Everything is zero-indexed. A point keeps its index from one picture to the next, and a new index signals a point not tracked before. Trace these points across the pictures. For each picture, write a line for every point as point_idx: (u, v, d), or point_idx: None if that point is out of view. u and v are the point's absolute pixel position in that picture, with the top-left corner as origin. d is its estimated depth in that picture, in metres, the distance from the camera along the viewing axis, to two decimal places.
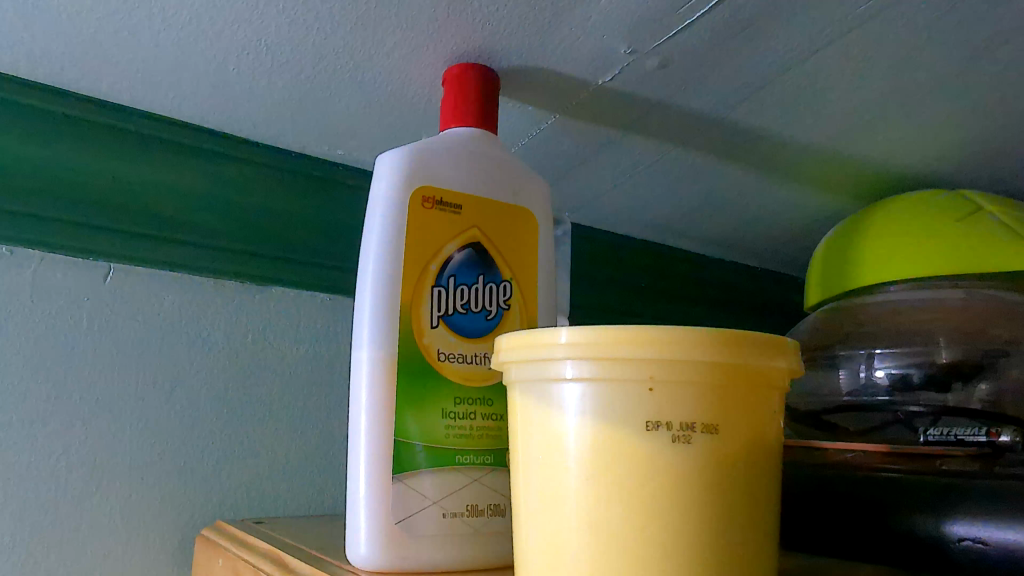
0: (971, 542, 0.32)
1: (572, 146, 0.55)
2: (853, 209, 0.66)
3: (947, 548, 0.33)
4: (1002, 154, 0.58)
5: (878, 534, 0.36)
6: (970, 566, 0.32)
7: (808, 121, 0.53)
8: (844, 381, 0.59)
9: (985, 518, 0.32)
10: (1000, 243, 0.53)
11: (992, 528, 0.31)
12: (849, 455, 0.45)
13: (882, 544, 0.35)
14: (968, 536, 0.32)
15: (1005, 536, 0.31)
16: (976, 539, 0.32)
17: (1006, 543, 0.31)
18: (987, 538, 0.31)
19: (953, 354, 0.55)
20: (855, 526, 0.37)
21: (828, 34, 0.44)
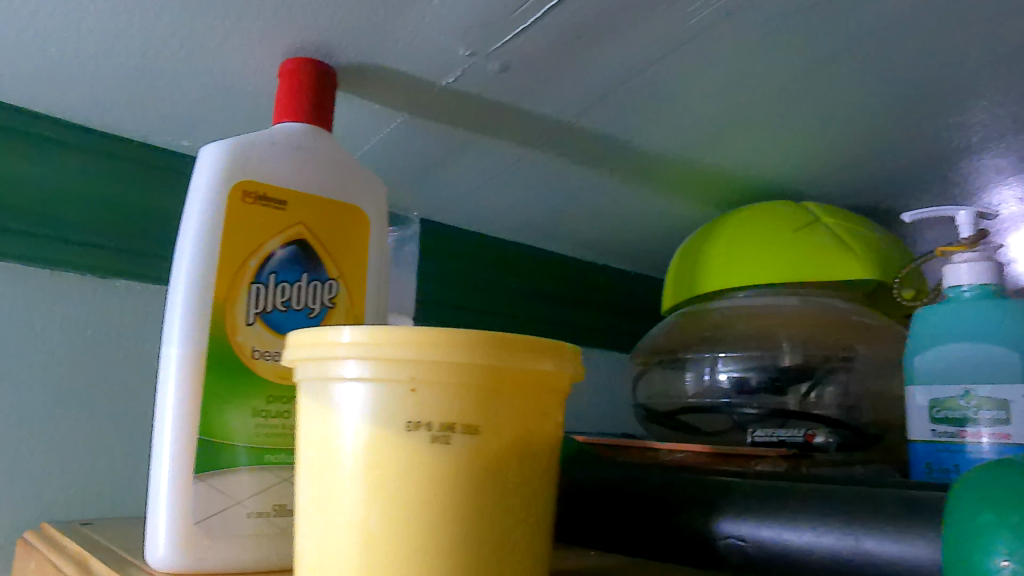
0: (733, 540, 0.32)
1: (426, 146, 0.55)
2: (709, 216, 0.69)
3: (713, 542, 0.33)
4: (839, 167, 0.61)
5: (657, 530, 0.35)
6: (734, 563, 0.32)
7: (655, 129, 0.54)
8: (690, 383, 0.60)
9: (752, 518, 0.32)
10: (836, 251, 0.55)
11: (753, 529, 0.32)
12: (678, 455, 0.49)
13: (660, 539, 0.35)
14: (732, 534, 0.32)
15: (763, 535, 0.31)
16: (739, 537, 0.32)
17: (763, 542, 0.31)
18: (746, 533, 0.32)
19: (793, 359, 0.56)
20: (640, 522, 0.36)
21: (661, 47, 0.45)
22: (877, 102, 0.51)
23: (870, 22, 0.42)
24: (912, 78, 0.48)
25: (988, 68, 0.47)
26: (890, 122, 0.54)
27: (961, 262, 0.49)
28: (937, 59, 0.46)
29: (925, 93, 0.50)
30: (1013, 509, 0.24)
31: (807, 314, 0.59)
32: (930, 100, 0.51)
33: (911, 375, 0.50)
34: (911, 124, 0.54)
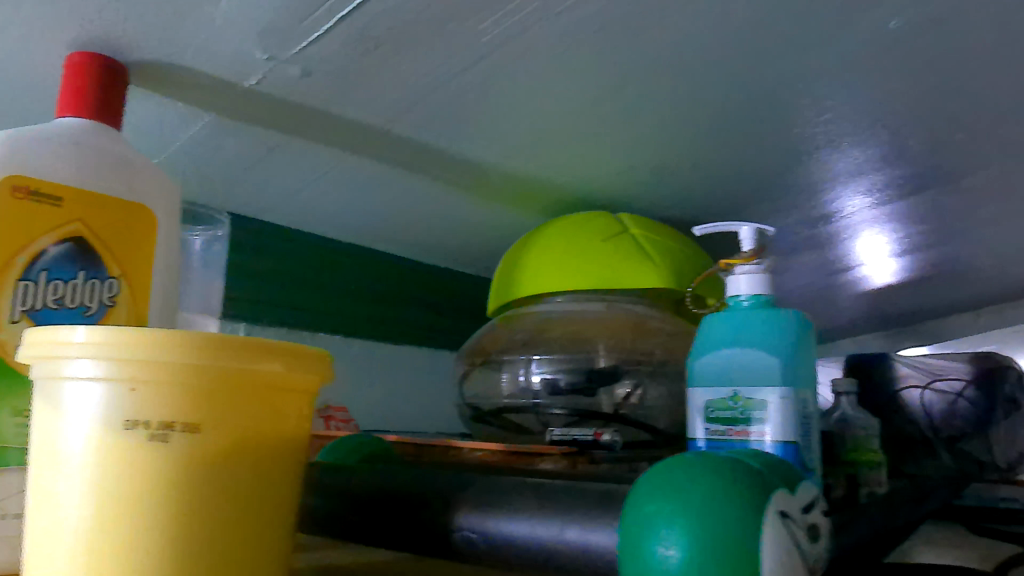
0: (469, 534, 0.33)
1: (240, 146, 0.55)
2: (536, 222, 0.72)
3: (453, 535, 0.34)
4: (648, 178, 0.65)
5: (408, 523, 0.36)
6: (468, 553, 0.34)
7: (470, 138, 0.56)
8: (506, 384, 0.63)
9: (487, 513, 0.33)
10: (637, 261, 0.58)
11: (487, 523, 0.33)
12: (477, 453, 0.52)
13: (412, 532, 0.36)
14: (468, 528, 0.34)
15: (492, 529, 0.33)
16: (472, 532, 0.33)
17: (492, 535, 0.33)
18: (475, 528, 0.33)
19: (601, 363, 0.60)
20: (393, 517, 0.37)
21: (461, 59, 0.47)
22: (672, 119, 0.55)
23: (650, 42, 0.46)
24: (696, 97, 0.53)
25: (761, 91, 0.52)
26: (686, 137, 0.58)
27: (740, 275, 0.53)
28: (716, 81, 0.50)
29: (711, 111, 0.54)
30: (667, 498, 0.27)
31: (613, 320, 0.62)
32: (717, 117, 0.55)
33: (693, 375, 0.53)
34: (705, 139, 0.59)
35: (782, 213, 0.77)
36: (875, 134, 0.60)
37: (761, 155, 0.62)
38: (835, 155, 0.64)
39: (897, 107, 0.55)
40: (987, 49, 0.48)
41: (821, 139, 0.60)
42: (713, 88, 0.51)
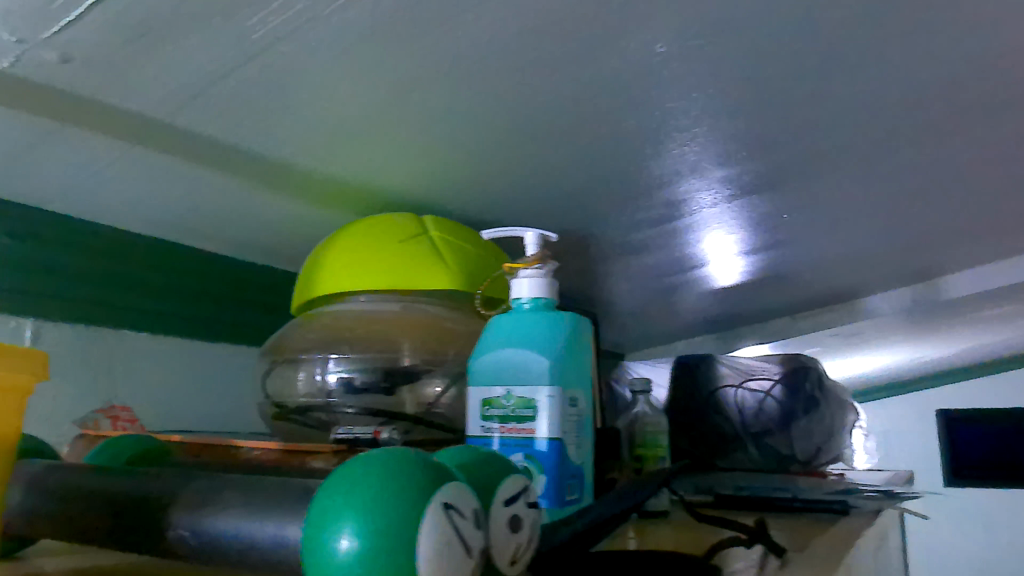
0: (182, 533, 0.33)
1: (4, 133, 0.52)
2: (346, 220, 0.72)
3: (168, 533, 0.34)
4: (451, 180, 0.67)
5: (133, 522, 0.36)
6: (180, 550, 0.33)
7: (261, 134, 0.56)
8: (303, 383, 0.62)
9: (197, 511, 0.33)
10: (431, 262, 0.60)
11: (196, 520, 0.33)
12: (256, 452, 0.52)
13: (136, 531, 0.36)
14: (182, 527, 0.33)
15: (202, 525, 0.33)
16: (185, 530, 0.33)
17: (201, 532, 0.33)
18: (188, 525, 0.33)
19: (396, 363, 0.62)
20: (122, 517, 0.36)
21: (234, 55, 0.47)
22: (460, 119, 0.57)
23: (425, 43, 0.48)
24: (481, 97, 0.55)
25: (540, 90, 0.55)
26: (478, 139, 0.61)
27: (524, 278, 0.55)
28: (497, 78, 0.53)
29: (497, 112, 0.57)
30: (344, 495, 0.28)
31: (411, 319, 0.63)
32: (503, 119, 0.58)
33: (473, 375, 0.54)
34: (496, 141, 0.61)
35: (589, 216, 0.81)
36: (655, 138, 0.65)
37: (552, 157, 0.66)
38: (623, 158, 0.68)
39: (667, 111, 0.60)
40: (731, 58, 0.54)
41: (608, 140, 0.64)
42: (494, 89, 0.54)
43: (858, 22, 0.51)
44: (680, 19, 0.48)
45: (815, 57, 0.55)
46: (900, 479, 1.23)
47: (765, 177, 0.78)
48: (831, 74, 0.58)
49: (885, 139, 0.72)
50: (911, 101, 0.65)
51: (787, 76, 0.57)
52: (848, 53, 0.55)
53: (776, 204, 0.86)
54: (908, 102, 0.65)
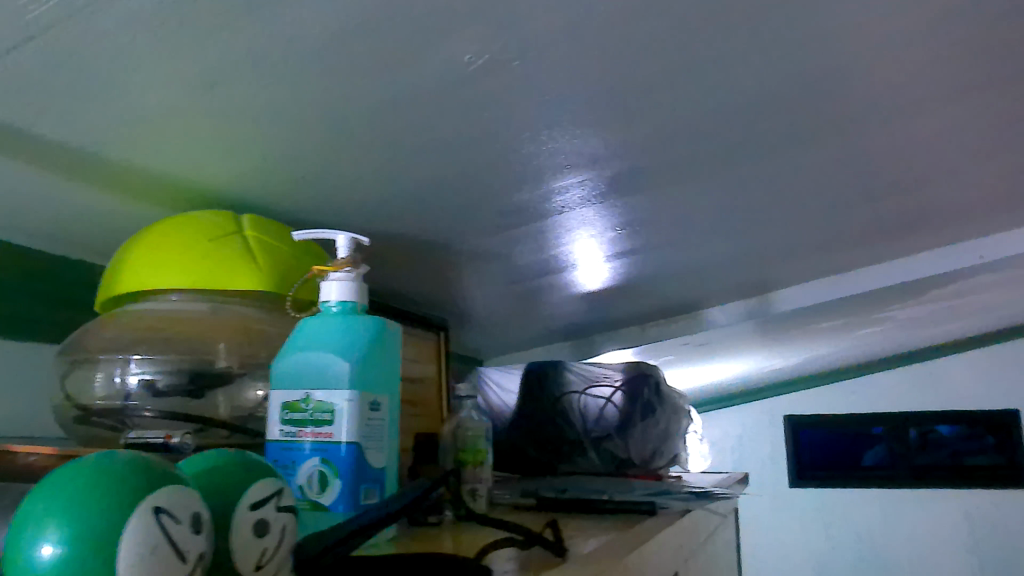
0: None
1: None
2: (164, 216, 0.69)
3: None
4: (273, 180, 0.66)
5: None
6: None
7: (53, 121, 0.53)
8: (100, 386, 0.59)
9: None
10: (241, 261, 0.59)
11: None
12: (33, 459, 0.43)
13: None
14: None
15: None
16: None
17: None
18: None
19: (205, 365, 0.60)
20: None
21: (8, 35, 0.44)
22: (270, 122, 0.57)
23: (224, 37, 0.47)
24: (291, 97, 0.54)
25: (352, 95, 0.55)
26: (292, 143, 0.60)
27: (334, 281, 0.55)
28: (306, 80, 0.52)
29: (307, 116, 0.57)
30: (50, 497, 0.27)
31: (221, 321, 0.62)
32: (315, 122, 0.58)
33: (275, 380, 0.53)
34: (313, 145, 0.61)
35: (422, 223, 0.82)
36: (477, 147, 0.66)
37: (375, 164, 0.66)
38: (447, 167, 0.70)
39: (482, 122, 0.62)
40: (533, 72, 0.56)
41: (430, 148, 0.65)
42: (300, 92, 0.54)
43: (646, 45, 0.55)
44: (476, 32, 0.50)
45: (615, 75, 0.59)
46: (729, 480, 1.31)
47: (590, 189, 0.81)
48: (633, 92, 0.61)
49: (694, 155, 0.77)
50: (711, 121, 0.70)
51: (590, 93, 0.60)
52: (644, 73, 0.59)
53: (605, 216, 0.90)
54: (709, 123, 0.70)
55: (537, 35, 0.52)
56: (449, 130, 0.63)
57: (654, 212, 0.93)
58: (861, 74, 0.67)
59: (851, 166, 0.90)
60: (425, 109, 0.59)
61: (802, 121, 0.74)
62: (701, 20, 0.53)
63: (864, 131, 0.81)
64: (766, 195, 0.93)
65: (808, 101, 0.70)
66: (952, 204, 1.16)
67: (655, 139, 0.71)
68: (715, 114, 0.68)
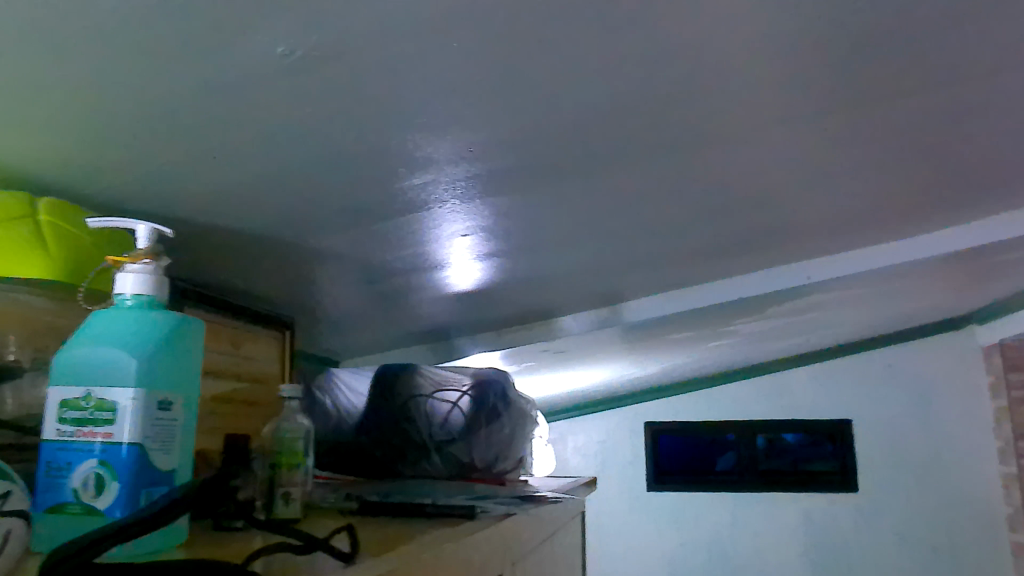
0: None
1: None
2: None
3: None
4: (77, 162, 0.59)
5: None
6: None
7: None
8: None
9: None
10: (31, 247, 0.54)
11: None
12: None
13: None
14: None
15: None
16: None
17: None
18: None
19: None
20: None
21: None
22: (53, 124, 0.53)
23: None
24: (85, 73, 0.48)
25: (159, 74, 0.49)
26: (84, 143, 0.57)
27: (129, 273, 0.52)
28: (100, 57, 0.46)
29: (95, 121, 0.54)
30: None
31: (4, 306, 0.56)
32: (106, 128, 0.55)
33: (54, 375, 0.50)
34: (107, 148, 0.58)
35: (250, 225, 0.80)
36: (311, 145, 0.63)
37: (183, 169, 0.63)
38: (266, 175, 0.68)
39: (294, 136, 0.61)
40: (341, 94, 0.55)
41: (259, 141, 0.60)
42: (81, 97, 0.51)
43: (453, 74, 0.55)
44: (270, 54, 0.49)
45: (453, 85, 0.57)
46: (574, 484, 1.36)
47: (425, 203, 0.81)
48: (472, 103, 0.60)
49: (526, 176, 0.78)
50: (535, 148, 0.71)
51: (405, 116, 0.60)
52: (480, 85, 0.57)
53: (446, 229, 0.91)
54: (533, 149, 0.71)
55: (336, 60, 0.51)
56: (259, 141, 0.61)
57: (495, 228, 0.94)
58: (700, 106, 0.68)
59: (690, 191, 0.93)
60: (229, 121, 0.57)
61: (625, 153, 0.77)
62: (538, 37, 0.52)
63: (690, 168, 0.84)
64: (604, 215, 0.97)
65: (650, 126, 0.71)
66: (786, 232, 1.24)
67: (482, 161, 0.72)
68: (538, 141, 0.70)
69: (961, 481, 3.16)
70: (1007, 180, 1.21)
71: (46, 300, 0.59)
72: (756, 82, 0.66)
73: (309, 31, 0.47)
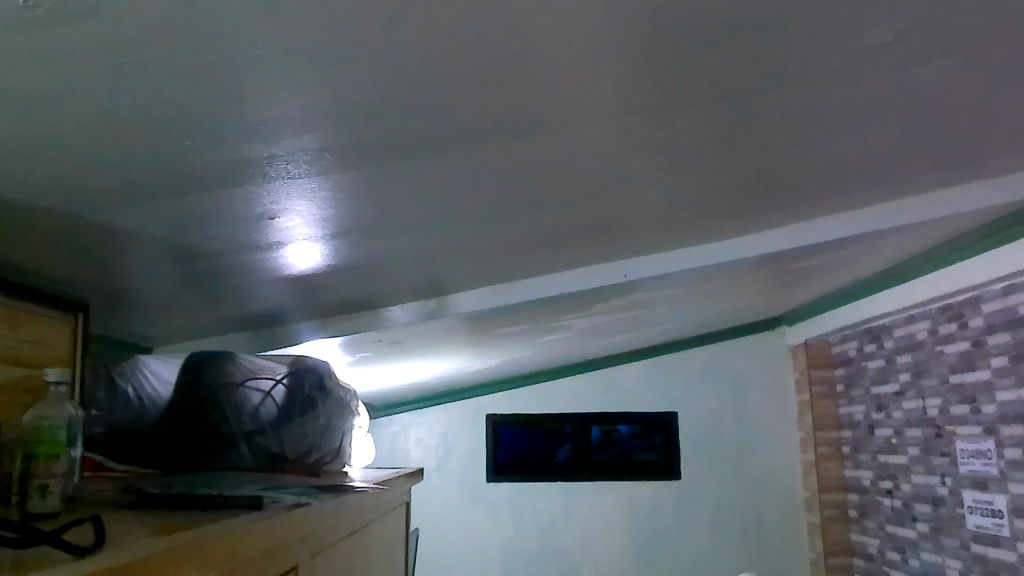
0: None
1: None
2: None
3: None
4: None
5: None
6: None
7: None
8: None
9: None
10: None
11: None
12: None
13: None
14: None
15: None
16: None
17: None
18: None
19: None
20: None
21: None
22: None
23: None
24: None
25: None
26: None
27: None
28: None
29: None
30: None
31: None
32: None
33: None
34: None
35: (18, 198, 0.73)
36: (86, 112, 0.58)
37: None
38: (29, 145, 0.62)
39: (53, 104, 0.56)
40: (108, 64, 0.52)
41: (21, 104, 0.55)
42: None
43: (229, 53, 0.53)
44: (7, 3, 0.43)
45: (239, 60, 0.54)
46: (394, 474, 1.36)
47: (218, 185, 0.77)
48: (260, 79, 0.57)
49: (327, 164, 0.77)
50: (331, 133, 0.70)
51: (182, 91, 0.57)
52: (270, 62, 0.55)
53: (242, 213, 0.87)
54: (328, 135, 0.70)
55: (81, 24, 0.47)
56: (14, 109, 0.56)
57: (304, 217, 0.91)
58: (501, 102, 0.70)
59: (504, 187, 0.95)
60: None
61: (427, 146, 0.77)
62: (322, 15, 0.50)
63: (496, 164, 0.86)
64: (418, 207, 0.97)
65: (454, 117, 0.71)
66: (603, 231, 1.29)
67: (276, 145, 0.70)
68: (333, 126, 0.68)
69: (767, 468, 3.46)
70: (793, 193, 1.33)
71: None
72: (547, 86, 0.69)
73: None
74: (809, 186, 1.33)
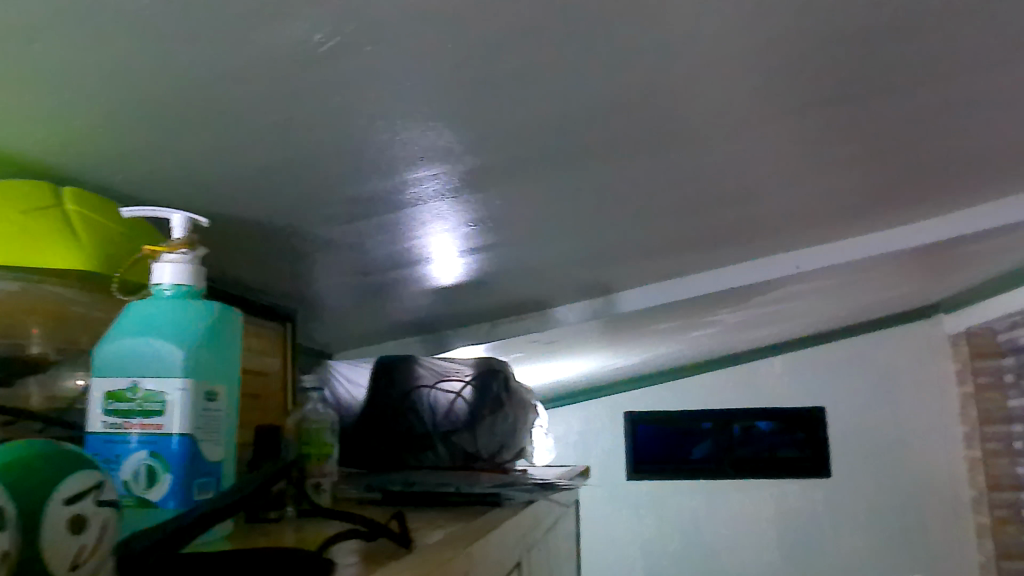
0: None
1: None
2: None
3: None
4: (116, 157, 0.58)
5: None
6: None
7: None
8: None
9: None
10: (57, 233, 0.53)
11: None
12: None
13: None
14: None
15: None
16: None
17: None
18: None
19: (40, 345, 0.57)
20: None
21: None
22: (70, 114, 0.51)
23: None
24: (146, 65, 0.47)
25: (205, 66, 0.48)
26: (102, 134, 0.54)
27: (165, 263, 0.51)
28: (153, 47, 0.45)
29: (112, 110, 0.51)
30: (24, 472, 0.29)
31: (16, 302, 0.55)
32: (123, 117, 0.52)
33: (126, 368, 0.48)
34: (131, 140, 0.56)
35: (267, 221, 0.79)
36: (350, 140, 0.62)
37: (207, 164, 0.62)
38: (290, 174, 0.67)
39: (324, 135, 0.60)
40: (379, 94, 0.55)
41: (298, 136, 0.59)
42: (109, 84, 0.48)
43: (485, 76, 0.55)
44: (306, 40, 0.46)
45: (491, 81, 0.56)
46: (570, 473, 1.38)
47: (441, 197, 0.81)
48: (506, 99, 0.60)
49: (544, 173, 0.79)
50: (556, 142, 0.71)
51: (435, 114, 0.60)
52: (519, 82, 0.57)
53: (454, 223, 0.91)
54: (558, 145, 0.71)
55: (365, 55, 0.50)
56: (288, 141, 0.60)
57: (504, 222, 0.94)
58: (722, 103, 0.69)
59: (700, 186, 0.94)
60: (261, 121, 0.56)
61: (639, 151, 0.78)
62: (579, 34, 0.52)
63: (699, 164, 0.86)
64: (612, 208, 0.97)
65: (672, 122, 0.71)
66: (781, 224, 1.26)
67: (505, 157, 0.72)
68: (559, 136, 0.70)
69: (925, 465, 3.27)
70: (990, 174, 1.25)
71: (69, 290, 0.56)
72: (768, 85, 0.67)
73: (349, 32, 0.46)
74: (1009, 166, 1.24)
